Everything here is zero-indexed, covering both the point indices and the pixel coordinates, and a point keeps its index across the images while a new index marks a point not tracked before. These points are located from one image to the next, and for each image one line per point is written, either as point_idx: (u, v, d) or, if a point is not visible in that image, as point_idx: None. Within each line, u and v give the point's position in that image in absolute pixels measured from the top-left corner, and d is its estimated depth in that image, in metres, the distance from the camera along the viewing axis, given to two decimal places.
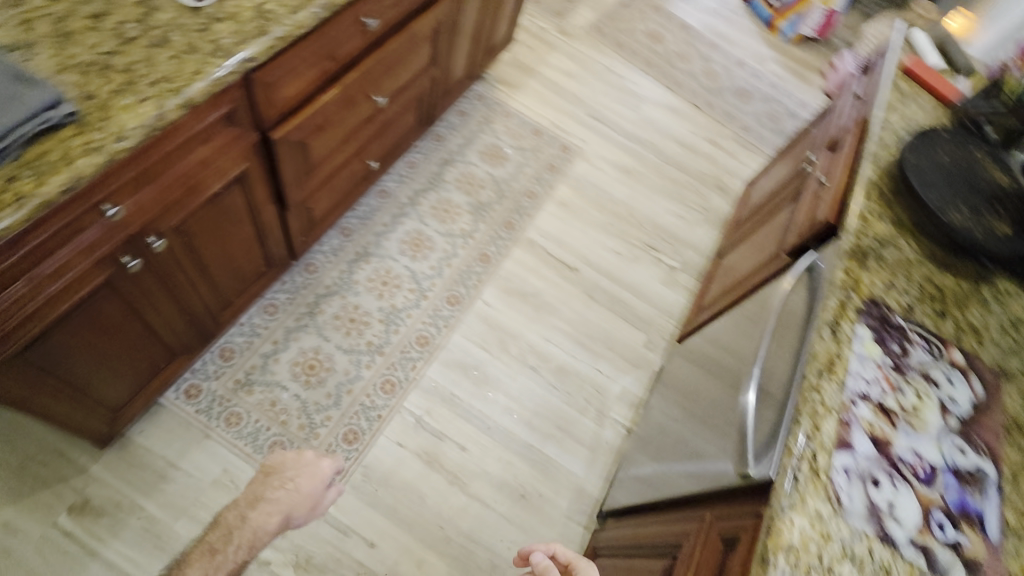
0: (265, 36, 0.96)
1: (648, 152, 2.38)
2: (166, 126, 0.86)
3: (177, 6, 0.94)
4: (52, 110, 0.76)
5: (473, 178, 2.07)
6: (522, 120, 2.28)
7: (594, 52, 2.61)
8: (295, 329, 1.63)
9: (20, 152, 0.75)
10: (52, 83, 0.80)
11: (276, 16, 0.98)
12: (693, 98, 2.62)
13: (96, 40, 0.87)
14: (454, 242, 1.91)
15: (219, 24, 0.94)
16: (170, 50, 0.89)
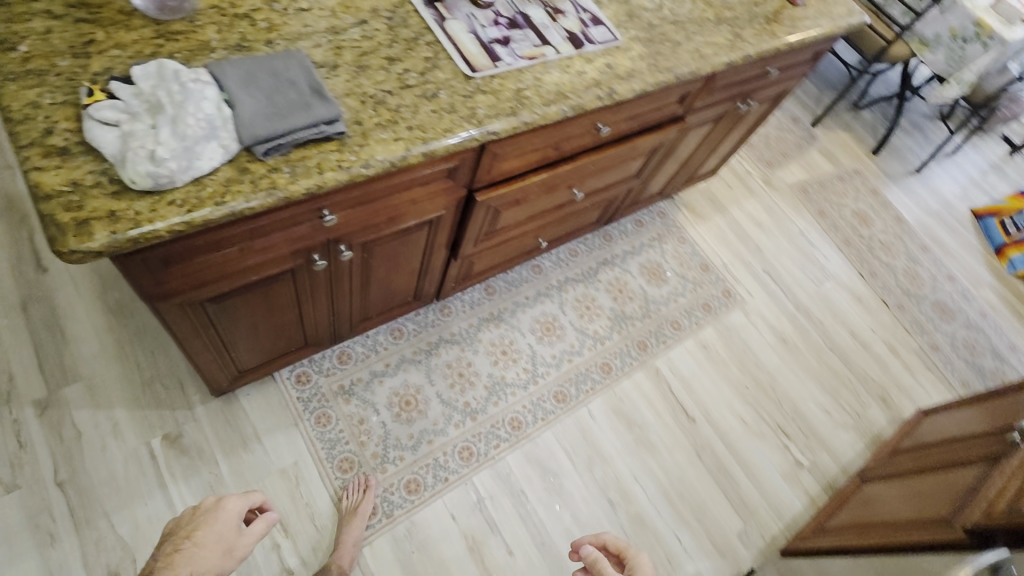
0: (513, 117, 1.03)
1: (814, 329, 2.19)
2: (403, 165, 0.94)
3: (454, 70, 1.04)
4: (329, 125, 0.87)
5: (625, 287, 2.04)
6: (693, 250, 2.23)
7: (791, 211, 2.51)
8: (408, 361, 1.67)
9: (290, 150, 0.86)
10: (337, 103, 0.91)
11: (530, 103, 1.06)
12: (883, 294, 2.39)
13: (382, 77, 0.99)
14: (583, 340, 1.87)
15: (481, 94, 1.03)
16: (434, 105, 0.99)
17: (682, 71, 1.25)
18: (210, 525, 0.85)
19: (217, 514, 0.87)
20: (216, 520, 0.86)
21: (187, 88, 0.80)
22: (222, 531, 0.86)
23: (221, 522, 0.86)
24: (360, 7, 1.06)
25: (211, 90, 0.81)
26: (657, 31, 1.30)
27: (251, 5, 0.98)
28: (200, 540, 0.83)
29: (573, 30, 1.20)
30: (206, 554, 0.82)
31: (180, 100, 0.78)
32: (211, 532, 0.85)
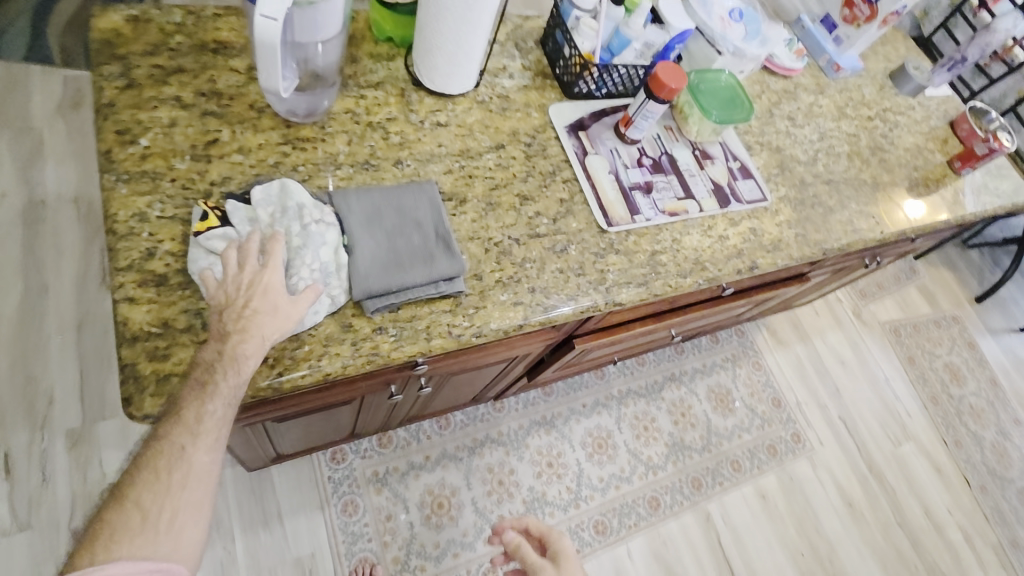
0: (643, 287, 0.91)
1: (884, 497, 1.99)
2: (514, 332, 0.83)
3: (589, 219, 0.93)
4: (448, 282, 0.77)
5: (689, 411, 1.89)
6: (767, 381, 2.05)
7: (878, 353, 2.30)
8: (449, 457, 1.55)
9: (399, 306, 0.76)
10: (460, 252, 0.81)
11: (664, 272, 0.94)
12: (965, 469, 2.16)
13: (510, 220, 0.88)
14: (635, 466, 1.73)
15: (612, 255, 0.92)
16: (561, 263, 0.88)
17: (830, 247, 1.11)
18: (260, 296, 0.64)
19: (257, 282, 0.64)
20: (267, 285, 0.65)
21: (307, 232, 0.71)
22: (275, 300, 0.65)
23: (272, 293, 0.64)
24: (500, 127, 0.96)
25: (331, 234, 0.72)
26: (809, 192, 1.15)
27: (388, 114, 0.89)
28: (256, 309, 0.63)
29: (720, 182, 1.07)
30: (263, 328, 0.63)
31: (296, 247, 0.70)
32: (262, 302, 0.64)
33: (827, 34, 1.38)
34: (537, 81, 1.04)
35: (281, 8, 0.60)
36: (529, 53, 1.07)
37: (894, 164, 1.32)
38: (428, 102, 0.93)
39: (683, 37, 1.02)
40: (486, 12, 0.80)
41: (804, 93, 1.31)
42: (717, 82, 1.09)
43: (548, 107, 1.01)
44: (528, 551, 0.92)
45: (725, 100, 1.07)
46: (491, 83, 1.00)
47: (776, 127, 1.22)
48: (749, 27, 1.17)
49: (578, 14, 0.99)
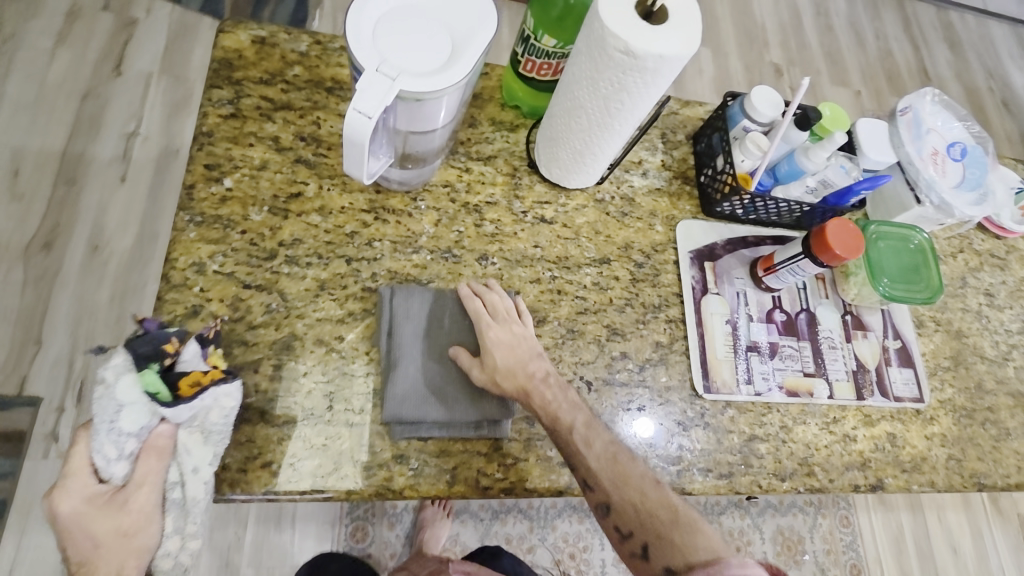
0: (726, 482, 0.74)
1: None
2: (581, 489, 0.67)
3: (684, 376, 0.78)
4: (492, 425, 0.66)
5: (745, 547, 1.67)
6: (852, 542, 1.75)
7: (1005, 551, 1.87)
8: (470, 513, 1.48)
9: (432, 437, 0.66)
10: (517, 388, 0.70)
11: (758, 466, 0.76)
12: None
13: (591, 356, 0.75)
14: None
15: (700, 428, 0.75)
16: (633, 423, 0.73)
17: (992, 484, 0.85)
18: (86, 526, 0.56)
19: (70, 516, 0.56)
20: (86, 515, 0.56)
21: (97, 420, 0.54)
22: (97, 518, 0.56)
23: (88, 522, 0.56)
24: (612, 236, 0.83)
25: (123, 387, 0.53)
26: (984, 401, 0.90)
27: (489, 197, 0.79)
28: (90, 549, 0.57)
29: (866, 363, 0.86)
30: (108, 561, 0.56)
31: (99, 444, 0.55)
32: (85, 537, 0.56)
33: None
34: (673, 185, 0.89)
35: (380, 105, 0.51)
36: (673, 149, 0.92)
37: None
38: (539, 190, 0.82)
39: (875, 184, 0.79)
40: (630, 122, 0.66)
41: (1016, 262, 1.03)
42: (905, 243, 0.86)
43: (676, 223, 0.86)
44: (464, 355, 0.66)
45: (904, 268, 0.84)
46: (619, 180, 0.87)
47: (965, 302, 0.97)
48: (967, 171, 0.94)
49: (747, 125, 0.81)
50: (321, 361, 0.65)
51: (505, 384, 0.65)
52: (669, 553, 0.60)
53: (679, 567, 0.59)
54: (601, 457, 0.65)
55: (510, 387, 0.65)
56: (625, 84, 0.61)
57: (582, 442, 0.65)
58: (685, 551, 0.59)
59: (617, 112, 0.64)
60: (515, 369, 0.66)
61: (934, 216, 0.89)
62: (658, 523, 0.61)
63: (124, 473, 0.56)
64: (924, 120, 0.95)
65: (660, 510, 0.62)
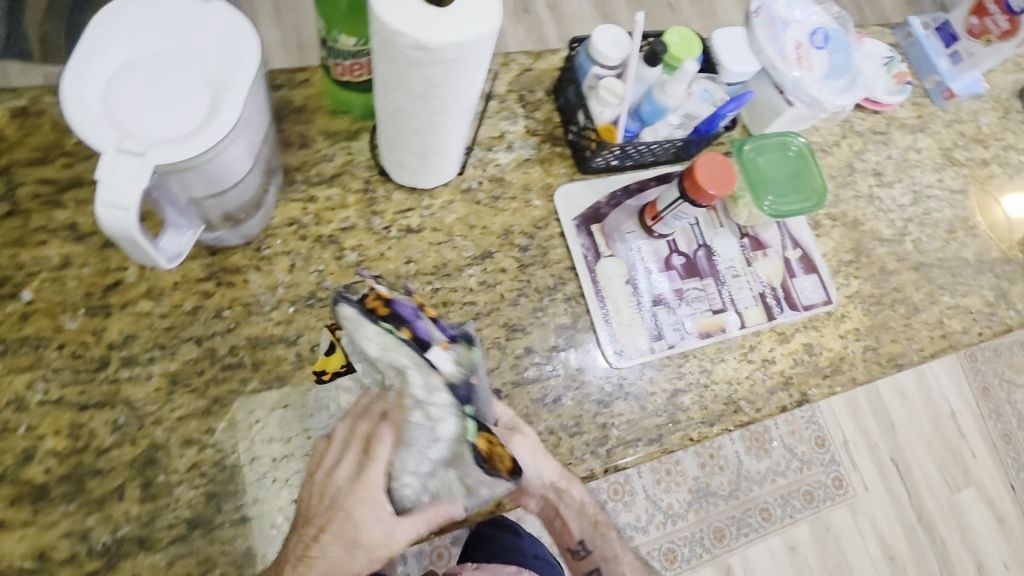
0: (656, 445, 0.73)
1: (931, 549, 1.82)
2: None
3: (594, 352, 0.75)
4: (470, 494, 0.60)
5: (718, 452, 1.73)
6: (812, 417, 1.85)
7: (946, 383, 2.02)
8: None
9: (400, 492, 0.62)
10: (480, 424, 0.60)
11: (685, 420, 0.75)
12: None
13: (493, 361, 0.71)
14: (651, 515, 1.62)
15: (620, 401, 0.74)
16: (588, 354, 0.75)
17: (909, 362, 0.88)
18: (338, 523, 0.55)
19: (354, 499, 0.55)
20: (359, 507, 0.54)
21: (416, 436, 0.53)
22: (363, 520, 0.54)
23: (360, 521, 0.54)
24: (489, 225, 0.77)
25: (446, 425, 0.53)
26: (889, 283, 0.91)
27: (344, 222, 0.71)
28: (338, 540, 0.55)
29: (772, 282, 0.85)
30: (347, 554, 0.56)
31: (405, 454, 0.54)
32: (346, 532, 0.55)
33: (942, 48, 1.06)
34: (543, 150, 0.83)
35: (134, 190, 0.42)
36: (536, 110, 0.85)
37: (1014, 228, 1.02)
38: (397, 198, 0.74)
39: (738, 103, 0.75)
40: (458, 114, 0.59)
41: (898, 133, 1.03)
42: (784, 151, 0.83)
43: (555, 191, 0.81)
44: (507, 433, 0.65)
45: (786, 180, 0.82)
46: (484, 160, 0.80)
47: (856, 189, 0.97)
48: (834, 58, 0.91)
49: (598, 72, 0.75)
50: (193, 463, 0.59)
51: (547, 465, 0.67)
52: None
53: None
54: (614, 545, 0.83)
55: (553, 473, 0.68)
56: (434, 80, 0.53)
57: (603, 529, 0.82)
58: None
59: (439, 109, 0.57)
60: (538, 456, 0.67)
61: (809, 114, 0.87)
62: None
63: (398, 492, 0.55)
64: (782, 15, 0.91)
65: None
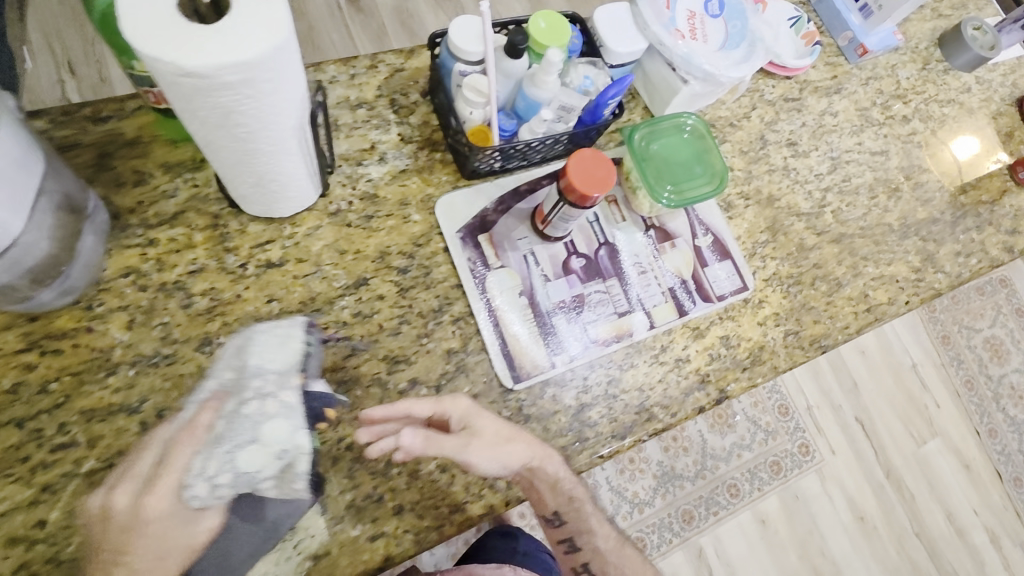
0: (563, 467, 0.69)
1: (901, 504, 1.82)
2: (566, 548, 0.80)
3: (488, 376, 0.69)
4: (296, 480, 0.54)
5: (681, 434, 1.70)
6: (773, 387, 1.82)
7: (906, 335, 2.00)
8: None
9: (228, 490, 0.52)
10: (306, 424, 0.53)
11: (594, 437, 0.71)
12: (999, 463, 1.94)
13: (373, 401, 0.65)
14: (618, 506, 1.59)
15: (520, 425, 0.69)
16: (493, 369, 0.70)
17: (834, 342, 0.84)
18: (139, 542, 0.48)
19: (150, 513, 0.47)
20: (151, 515, 0.47)
21: (230, 439, 0.49)
22: (161, 529, 0.48)
23: (163, 529, 0.48)
24: (362, 249, 0.70)
25: (272, 427, 0.49)
26: (809, 260, 0.87)
27: (192, 265, 0.65)
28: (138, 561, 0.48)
29: (682, 274, 0.80)
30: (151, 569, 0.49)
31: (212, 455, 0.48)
32: (148, 548, 0.48)
33: (852, 2, 1.00)
34: (421, 157, 0.76)
35: None
36: (410, 114, 0.77)
37: (937, 187, 0.98)
38: (253, 230, 0.67)
39: (616, 89, 0.69)
40: (279, 138, 0.53)
41: (812, 98, 0.97)
42: (679, 135, 0.78)
43: (436, 202, 0.74)
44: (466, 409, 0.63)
45: (686, 164, 0.77)
46: (353, 176, 0.72)
47: (769, 163, 0.91)
48: (730, 25, 0.84)
49: (461, 69, 0.68)
50: (21, 564, 0.54)
51: (506, 454, 0.63)
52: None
53: None
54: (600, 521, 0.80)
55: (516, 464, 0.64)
56: (229, 106, 0.46)
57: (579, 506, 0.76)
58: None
59: (252, 136, 0.51)
60: (510, 440, 0.64)
61: (706, 90, 0.81)
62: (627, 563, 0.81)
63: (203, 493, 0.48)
64: None
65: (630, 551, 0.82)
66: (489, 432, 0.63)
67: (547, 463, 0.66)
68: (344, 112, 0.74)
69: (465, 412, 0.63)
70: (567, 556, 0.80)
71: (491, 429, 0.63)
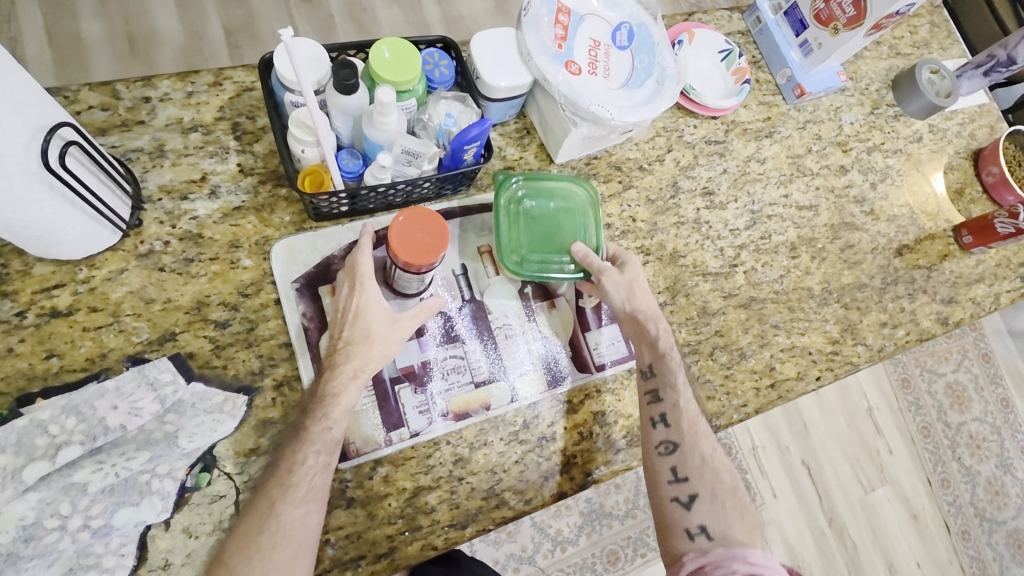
0: (385, 559, 0.61)
1: (841, 554, 1.67)
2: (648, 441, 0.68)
3: None
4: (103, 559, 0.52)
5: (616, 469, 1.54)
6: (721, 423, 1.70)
7: (863, 375, 1.84)
8: None
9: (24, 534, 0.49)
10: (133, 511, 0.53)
11: (428, 526, 0.63)
12: (948, 515, 1.79)
13: None
14: (539, 544, 1.42)
15: (339, 509, 0.61)
16: None
17: (727, 423, 0.75)
18: (354, 326, 0.60)
19: (354, 309, 0.61)
20: (359, 309, 0.61)
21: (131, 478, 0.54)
22: (368, 315, 0.61)
23: (365, 317, 0.60)
24: (174, 298, 0.61)
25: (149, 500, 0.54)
26: (710, 327, 0.78)
27: None
28: (349, 338, 0.60)
29: (558, 339, 0.71)
30: (358, 353, 0.60)
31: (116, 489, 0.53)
32: (369, 323, 0.61)
33: (792, 36, 0.91)
34: (261, 193, 0.67)
35: None
36: (254, 142, 0.68)
37: (869, 248, 0.89)
38: (41, 271, 0.58)
39: (470, 135, 0.61)
40: None
41: (738, 141, 0.88)
42: (562, 203, 0.71)
43: (273, 246, 0.65)
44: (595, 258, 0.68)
45: (558, 233, 0.70)
46: (175, 212, 0.64)
47: (679, 214, 0.82)
48: (637, 59, 0.75)
49: (293, 100, 0.59)
50: None
51: (637, 296, 0.70)
52: (710, 513, 0.65)
53: (710, 512, 0.65)
54: (689, 407, 0.69)
55: (642, 304, 0.70)
56: None
57: (679, 379, 0.69)
58: (724, 522, 0.64)
59: None
60: (636, 288, 0.70)
61: (598, 131, 0.72)
62: (714, 482, 0.66)
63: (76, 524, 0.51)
64: (574, 5, 0.74)
65: (724, 473, 0.67)
66: (632, 277, 0.71)
67: (656, 319, 0.71)
68: (174, 136, 0.66)
69: (583, 258, 0.68)
70: (645, 405, 0.69)
71: (632, 278, 0.70)
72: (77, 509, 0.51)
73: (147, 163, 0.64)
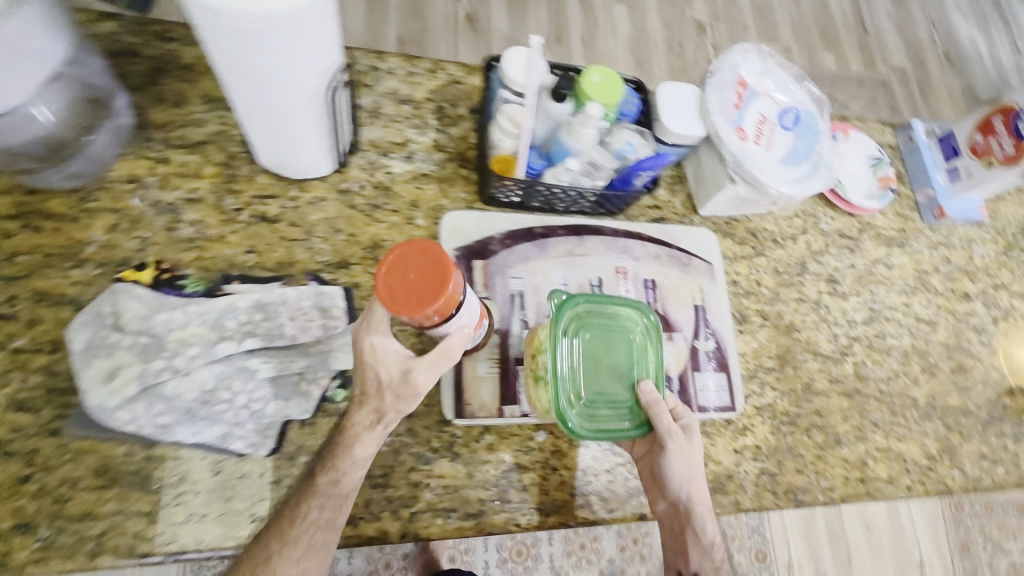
0: (473, 520, 0.63)
1: None
2: None
3: (430, 401, 0.66)
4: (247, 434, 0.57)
5: None
6: None
7: None
8: None
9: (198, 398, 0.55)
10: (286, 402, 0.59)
11: (518, 502, 0.65)
12: None
13: None
14: None
15: (445, 461, 0.64)
16: (440, 395, 0.66)
17: (812, 500, 0.75)
18: (365, 376, 0.55)
19: (366, 356, 0.54)
20: (368, 359, 0.54)
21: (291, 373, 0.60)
22: (382, 364, 0.54)
23: (378, 367, 0.54)
24: (356, 234, 0.70)
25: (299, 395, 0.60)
26: (811, 404, 0.79)
27: (191, 192, 0.66)
28: (364, 392, 0.55)
29: (669, 370, 0.75)
30: (369, 409, 0.55)
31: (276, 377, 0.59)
32: (381, 374, 0.54)
33: (941, 161, 0.95)
34: (446, 168, 0.75)
35: None
36: (451, 126, 0.77)
37: (980, 378, 0.89)
38: (262, 181, 0.68)
39: (654, 164, 0.68)
40: (290, 101, 0.55)
41: (870, 242, 0.91)
42: (627, 336, 0.62)
43: (445, 214, 0.73)
44: (662, 405, 0.60)
45: (616, 375, 0.60)
46: (375, 164, 0.73)
47: (802, 292, 0.85)
48: (799, 142, 0.81)
49: (507, 97, 0.68)
50: None
51: (696, 487, 0.64)
52: None
53: None
54: None
55: (698, 495, 0.64)
56: (247, 58, 0.49)
57: None
58: None
59: (266, 93, 0.54)
60: (696, 467, 0.64)
61: (751, 195, 0.78)
62: None
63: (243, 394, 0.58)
64: (751, 84, 0.82)
65: None
66: (690, 457, 0.63)
67: (709, 518, 0.65)
68: (389, 103, 0.76)
69: (650, 404, 0.60)
70: None
71: (693, 459, 0.64)
72: (245, 389, 0.57)
73: (364, 120, 0.74)
